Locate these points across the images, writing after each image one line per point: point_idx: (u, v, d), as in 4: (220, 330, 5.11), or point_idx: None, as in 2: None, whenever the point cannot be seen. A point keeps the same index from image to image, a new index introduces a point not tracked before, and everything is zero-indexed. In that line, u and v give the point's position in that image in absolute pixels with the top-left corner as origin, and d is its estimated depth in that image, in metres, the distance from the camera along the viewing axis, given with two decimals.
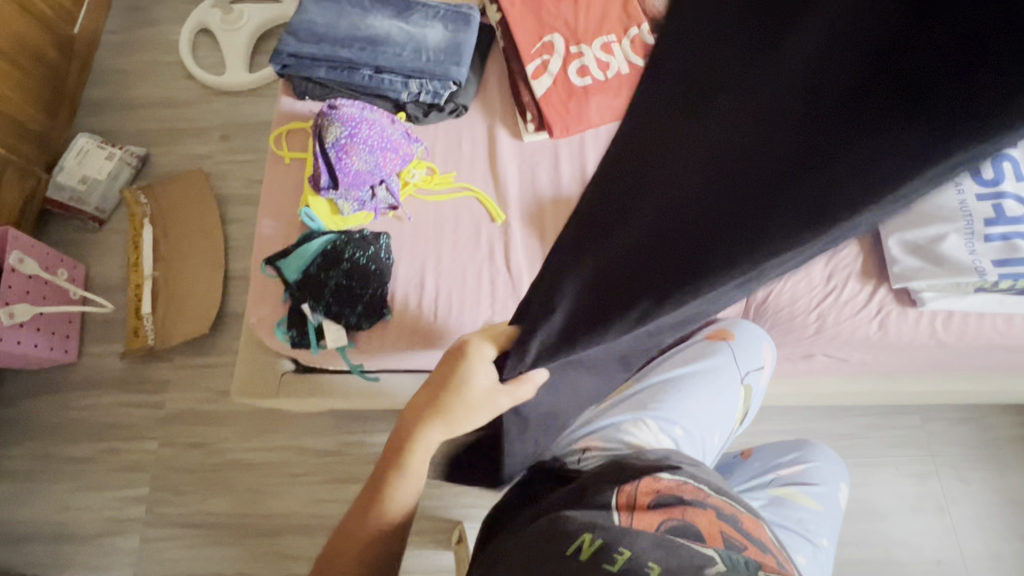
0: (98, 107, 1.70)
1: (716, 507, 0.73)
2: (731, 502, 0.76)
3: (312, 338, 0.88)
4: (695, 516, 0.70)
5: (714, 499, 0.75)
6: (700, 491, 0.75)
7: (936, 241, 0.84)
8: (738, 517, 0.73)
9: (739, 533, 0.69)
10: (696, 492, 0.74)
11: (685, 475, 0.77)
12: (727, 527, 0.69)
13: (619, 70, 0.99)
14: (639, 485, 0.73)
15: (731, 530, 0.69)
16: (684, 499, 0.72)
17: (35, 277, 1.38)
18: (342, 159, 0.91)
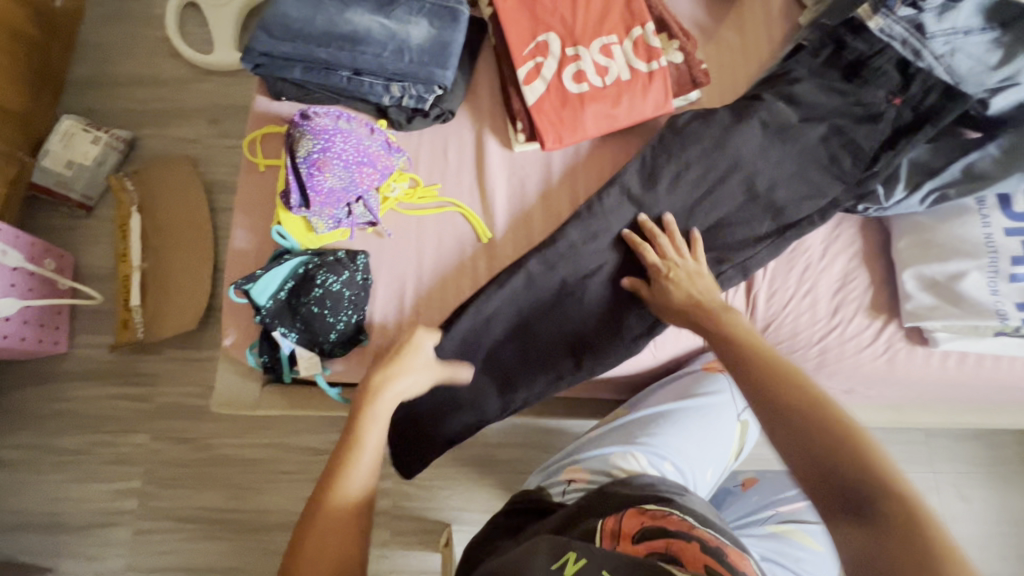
0: (83, 85, 1.62)
1: (702, 539, 0.65)
2: (717, 534, 0.68)
3: (284, 365, 0.85)
4: (679, 548, 0.62)
5: (700, 531, 0.67)
6: (685, 522, 0.67)
7: (956, 278, 0.78)
8: (724, 551, 0.65)
9: (725, 568, 0.60)
10: (681, 523, 0.66)
11: (671, 508, 0.71)
12: (714, 561, 0.61)
13: (619, 76, 0.91)
14: (623, 516, 0.69)
15: (717, 565, 0.61)
16: (668, 529, 0.65)
17: (19, 268, 1.31)
18: (313, 175, 0.83)
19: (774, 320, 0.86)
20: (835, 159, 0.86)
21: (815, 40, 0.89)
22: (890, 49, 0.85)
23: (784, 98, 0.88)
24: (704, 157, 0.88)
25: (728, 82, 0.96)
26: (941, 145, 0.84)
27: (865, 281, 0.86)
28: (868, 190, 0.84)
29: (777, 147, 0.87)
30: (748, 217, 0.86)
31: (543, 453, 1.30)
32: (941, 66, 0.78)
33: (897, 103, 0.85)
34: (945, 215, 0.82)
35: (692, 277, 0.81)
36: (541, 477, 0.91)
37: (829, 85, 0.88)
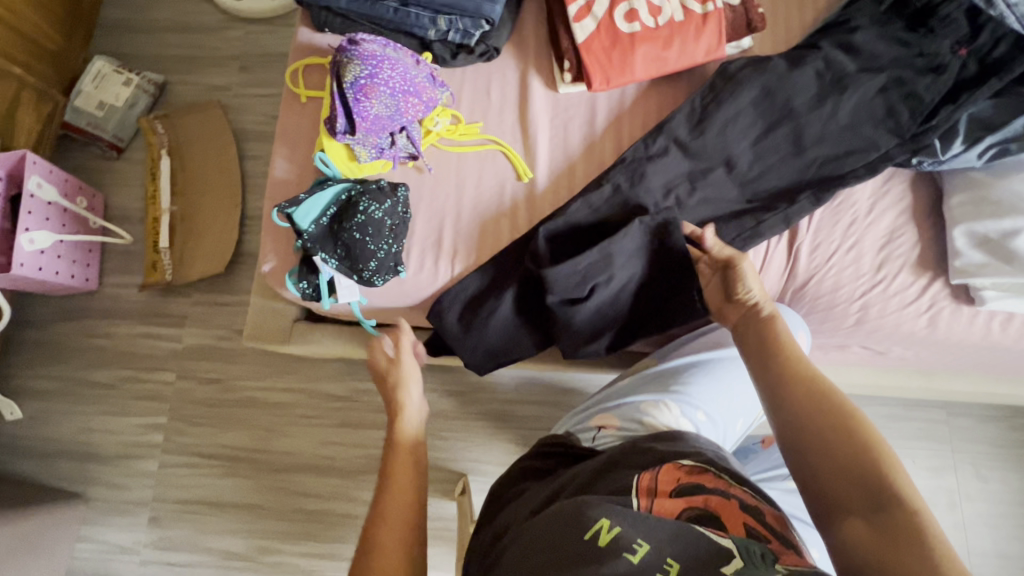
0: (114, 27, 1.61)
1: (741, 498, 0.64)
2: (753, 491, 0.67)
3: (323, 292, 0.86)
4: (718, 507, 0.62)
5: (737, 489, 0.66)
6: (723, 480, 0.67)
7: (1009, 235, 0.77)
8: (762, 510, 0.63)
9: (763, 528, 0.60)
10: (717, 481, 0.66)
11: (707, 463, 0.70)
12: (753, 522, 0.60)
13: (671, 18, 0.88)
14: (659, 472, 0.67)
15: (757, 525, 0.60)
16: (706, 488, 0.65)
17: (53, 203, 1.32)
18: (360, 101, 0.83)
19: (816, 271, 0.85)
20: (893, 111, 0.83)
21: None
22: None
23: (841, 46, 0.85)
24: (754, 105, 0.86)
25: (781, 29, 0.92)
26: (1005, 100, 0.81)
27: (912, 237, 0.84)
28: (925, 144, 0.81)
29: (835, 95, 0.84)
30: (801, 160, 0.85)
31: (562, 411, 1.31)
32: (1013, 15, 0.76)
33: (963, 54, 0.82)
34: (1003, 171, 0.80)
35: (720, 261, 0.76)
36: (570, 421, 0.91)
37: (891, 35, 0.85)
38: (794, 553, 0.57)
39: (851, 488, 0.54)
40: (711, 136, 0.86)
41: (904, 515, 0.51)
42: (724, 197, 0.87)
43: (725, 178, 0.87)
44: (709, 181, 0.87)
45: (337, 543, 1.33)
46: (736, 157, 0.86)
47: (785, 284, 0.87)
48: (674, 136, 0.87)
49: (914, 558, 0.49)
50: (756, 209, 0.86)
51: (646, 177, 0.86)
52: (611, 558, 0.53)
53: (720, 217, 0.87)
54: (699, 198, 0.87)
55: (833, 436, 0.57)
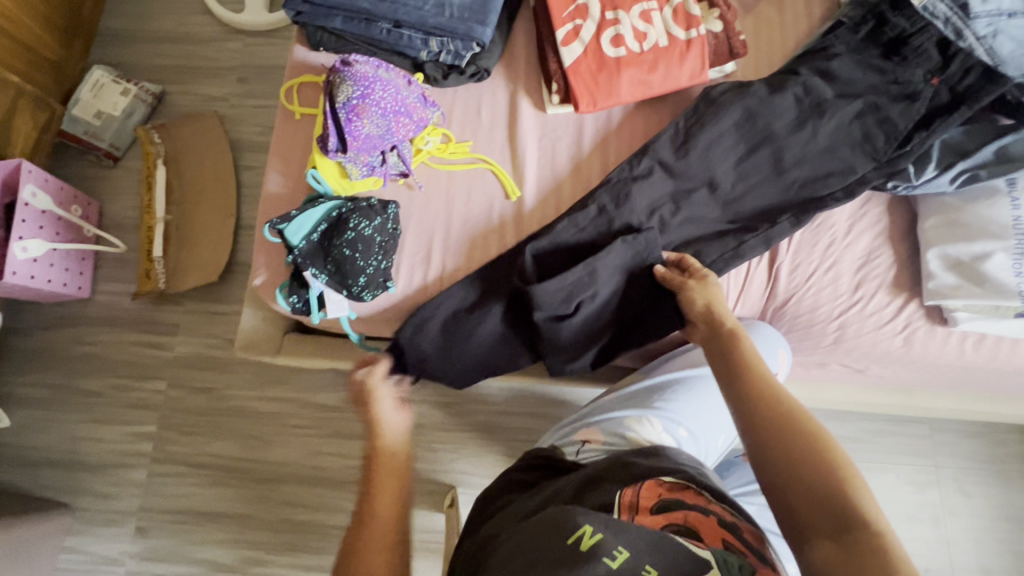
0: (113, 38, 1.63)
1: (719, 513, 0.66)
2: (730, 506, 0.69)
3: (313, 306, 0.87)
4: (696, 520, 0.64)
5: (716, 505, 0.68)
6: (703, 496, 0.69)
7: (980, 259, 0.80)
8: (739, 525, 0.65)
9: (741, 542, 0.62)
10: (697, 497, 0.68)
11: (688, 479, 0.72)
12: (731, 536, 0.62)
13: (656, 43, 0.91)
14: (641, 487, 0.69)
15: (734, 540, 0.62)
16: (686, 503, 0.67)
17: (48, 211, 1.33)
18: (352, 120, 0.85)
19: (795, 290, 0.88)
20: (869, 136, 0.86)
21: (857, 17, 0.89)
22: (932, 27, 0.85)
23: (820, 73, 0.88)
24: (736, 129, 0.89)
25: (763, 55, 0.95)
26: (975, 127, 0.84)
27: (888, 258, 0.87)
28: (899, 168, 0.84)
29: (813, 120, 0.87)
30: (781, 182, 0.88)
31: (550, 423, 1.32)
32: (982, 47, 0.79)
33: (935, 82, 0.85)
34: (974, 196, 0.83)
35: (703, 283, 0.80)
36: (555, 435, 0.92)
37: (867, 63, 0.88)
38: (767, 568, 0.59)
39: (818, 507, 0.56)
40: (695, 158, 0.89)
41: (867, 535, 0.53)
42: (706, 217, 0.89)
43: (708, 199, 0.89)
44: (692, 202, 0.89)
45: (326, 554, 1.33)
46: (718, 178, 0.89)
47: (766, 302, 0.90)
48: (658, 157, 0.89)
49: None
50: (737, 230, 0.88)
51: (631, 199, 0.89)
52: (592, 563, 0.54)
53: (703, 237, 0.89)
54: (683, 218, 0.89)
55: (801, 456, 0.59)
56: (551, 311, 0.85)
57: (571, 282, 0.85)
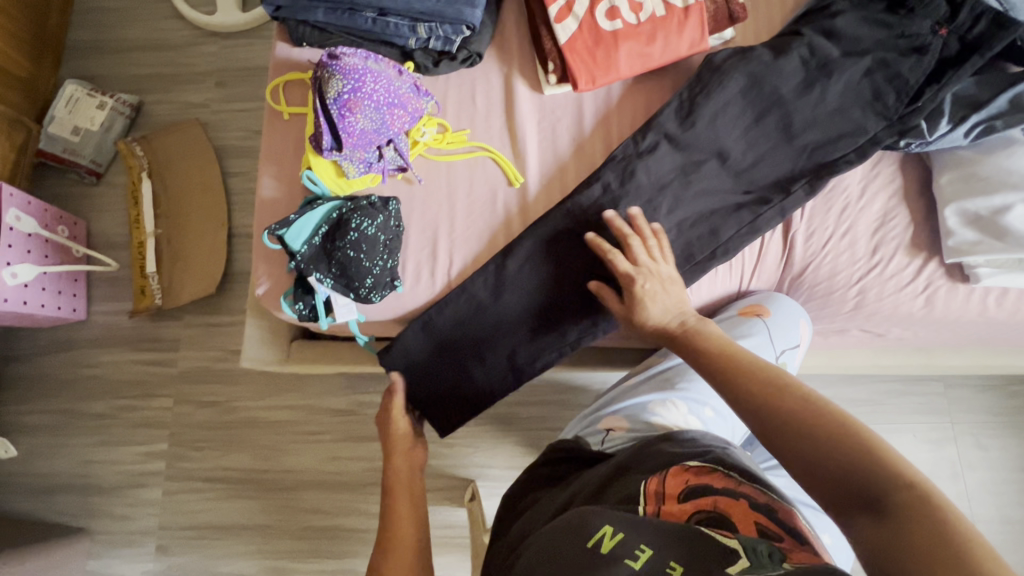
0: (85, 49, 1.57)
1: (750, 497, 0.64)
2: (765, 489, 0.66)
3: (321, 312, 0.85)
4: (726, 506, 0.62)
5: (746, 487, 0.66)
6: (733, 479, 0.67)
7: (1000, 212, 0.78)
8: (773, 507, 0.63)
9: (776, 525, 0.59)
10: (726, 482, 0.66)
11: (716, 463, 0.70)
12: (764, 519, 0.60)
13: (653, 13, 0.88)
14: (666, 475, 0.68)
15: (768, 523, 0.60)
16: (713, 488, 0.65)
17: (34, 234, 1.29)
18: (345, 117, 0.81)
19: (812, 259, 0.86)
20: (879, 94, 0.83)
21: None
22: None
23: (824, 32, 0.85)
24: (742, 97, 0.86)
25: (762, 20, 0.92)
26: (987, 77, 0.81)
27: (904, 218, 0.85)
28: (911, 125, 0.82)
29: (820, 81, 0.85)
30: (794, 148, 0.85)
31: (566, 409, 1.31)
32: None
33: (944, 33, 0.82)
34: (989, 148, 0.80)
35: (665, 284, 0.78)
36: (577, 426, 0.91)
37: (872, 17, 0.85)
38: (808, 550, 0.56)
39: (899, 552, 0.47)
40: (702, 129, 0.86)
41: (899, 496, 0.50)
42: (718, 191, 0.87)
43: (718, 171, 0.87)
44: (702, 175, 0.86)
45: (350, 557, 1.32)
46: (728, 148, 0.86)
47: (783, 273, 0.88)
48: (664, 131, 0.86)
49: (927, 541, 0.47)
50: (753, 201, 0.86)
51: (638, 176, 0.86)
52: (613, 565, 0.53)
53: (717, 211, 0.86)
54: (693, 193, 0.86)
55: (849, 479, 0.53)
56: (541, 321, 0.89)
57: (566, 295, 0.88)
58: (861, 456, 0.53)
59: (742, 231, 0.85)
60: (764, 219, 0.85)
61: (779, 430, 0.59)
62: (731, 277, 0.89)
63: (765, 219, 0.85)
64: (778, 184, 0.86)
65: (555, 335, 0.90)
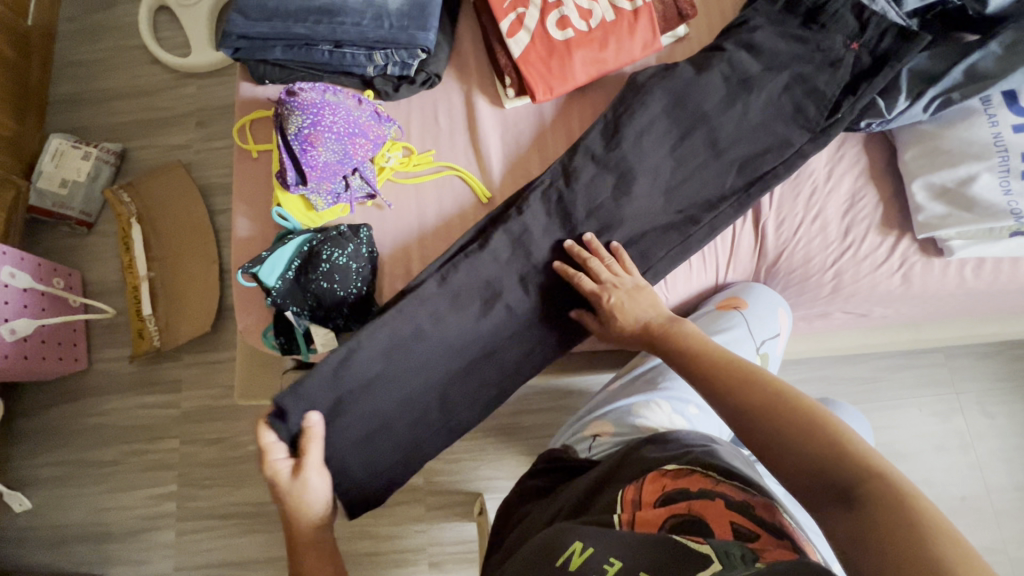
0: (68, 103, 1.60)
1: (726, 496, 0.63)
2: (744, 486, 0.65)
3: (302, 344, 0.85)
4: (702, 509, 0.61)
5: (724, 486, 0.65)
6: (710, 478, 0.66)
7: (966, 182, 0.77)
8: (751, 504, 0.62)
9: (750, 522, 0.59)
10: (703, 482, 0.65)
11: (694, 464, 0.69)
12: (739, 517, 0.59)
13: (603, 19, 0.89)
14: (644, 482, 0.68)
15: (743, 520, 0.59)
16: (690, 491, 0.64)
17: (29, 289, 1.31)
18: (307, 151, 0.82)
19: (786, 245, 0.86)
20: (799, 108, 0.84)
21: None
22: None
23: (745, 47, 0.85)
24: (665, 116, 0.86)
25: (714, 14, 0.93)
26: (939, 50, 0.82)
27: (872, 198, 0.85)
28: (869, 105, 0.82)
29: (741, 98, 0.85)
30: (723, 165, 0.85)
31: (565, 414, 1.31)
32: None
33: (855, 47, 0.83)
34: (950, 120, 0.80)
35: (633, 293, 0.78)
36: (567, 433, 0.92)
37: (788, 32, 0.85)
38: (784, 546, 0.56)
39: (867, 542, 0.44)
40: (628, 149, 0.85)
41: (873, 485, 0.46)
42: (650, 209, 0.85)
43: (649, 188, 0.86)
44: (633, 196, 0.85)
45: None
46: (655, 169, 0.86)
47: (758, 262, 0.88)
48: (590, 152, 0.86)
49: (902, 531, 0.43)
50: (684, 222, 0.85)
51: (570, 205, 0.85)
52: None
53: (653, 230, 0.85)
54: (628, 212, 0.85)
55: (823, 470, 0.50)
56: (482, 343, 0.87)
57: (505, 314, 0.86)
58: (831, 445, 0.51)
59: (676, 250, 0.85)
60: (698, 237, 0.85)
61: (756, 423, 0.56)
62: (706, 273, 0.89)
63: (698, 237, 0.85)
64: (714, 201, 0.85)
65: (492, 361, 0.88)
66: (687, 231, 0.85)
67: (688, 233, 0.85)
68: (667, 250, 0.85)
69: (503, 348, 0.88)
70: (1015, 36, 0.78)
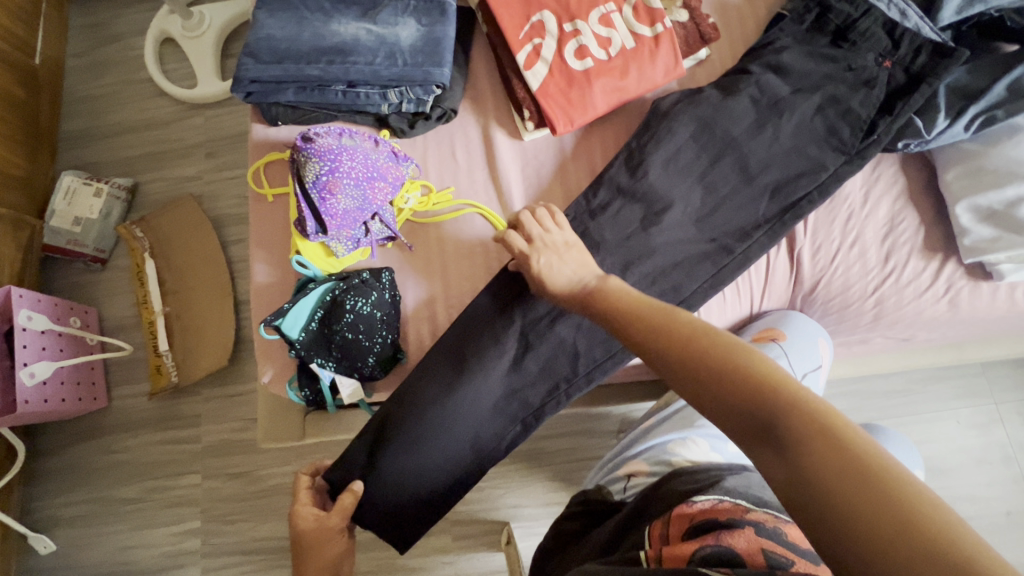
0: (78, 138, 1.60)
1: (757, 524, 0.60)
2: (775, 511, 0.63)
3: (327, 397, 0.84)
4: (731, 540, 0.57)
5: (754, 512, 0.63)
6: (738, 508, 0.63)
7: (1014, 205, 0.74)
8: (782, 530, 0.60)
9: (782, 548, 0.57)
10: (732, 511, 0.62)
11: (722, 494, 0.66)
12: (771, 545, 0.57)
13: (622, 46, 0.86)
14: (670, 518, 0.64)
15: (775, 547, 0.56)
16: (719, 522, 0.60)
17: (47, 330, 1.31)
18: (325, 199, 0.80)
19: (823, 273, 0.82)
20: (833, 130, 0.80)
21: (799, 8, 0.85)
22: (875, 8, 0.79)
23: (772, 68, 0.82)
24: (691, 144, 0.83)
25: (736, 34, 0.90)
26: (978, 64, 0.78)
27: (913, 221, 0.81)
28: (908, 125, 0.78)
29: (772, 121, 0.82)
30: (754, 190, 0.82)
31: (590, 439, 1.27)
32: (928, 25, 0.77)
33: (888, 65, 0.79)
34: (994, 138, 0.76)
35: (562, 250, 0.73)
36: (599, 475, 0.88)
37: (818, 52, 0.82)
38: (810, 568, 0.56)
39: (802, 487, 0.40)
40: (654, 180, 0.83)
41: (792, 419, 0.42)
42: (681, 241, 0.82)
43: (679, 219, 0.83)
44: (663, 227, 0.82)
45: None
46: (685, 198, 0.83)
47: (794, 291, 0.85)
48: (615, 184, 0.84)
49: (827, 465, 0.39)
50: (716, 250, 0.82)
51: (597, 237, 0.82)
52: None
53: (685, 262, 0.82)
54: (658, 244, 0.82)
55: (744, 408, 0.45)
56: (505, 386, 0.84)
57: (523, 364, 0.84)
58: (748, 384, 0.46)
59: (709, 280, 0.82)
60: (731, 266, 0.82)
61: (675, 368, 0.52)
62: (740, 303, 0.85)
63: (731, 265, 0.82)
64: (746, 226, 0.82)
65: (518, 407, 0.84)
66: (719, 259, 0.82)
67: (720, 261, 0.82)
68: (700, 280, 0.82)
69: (527, 388, 0.84)
70: None
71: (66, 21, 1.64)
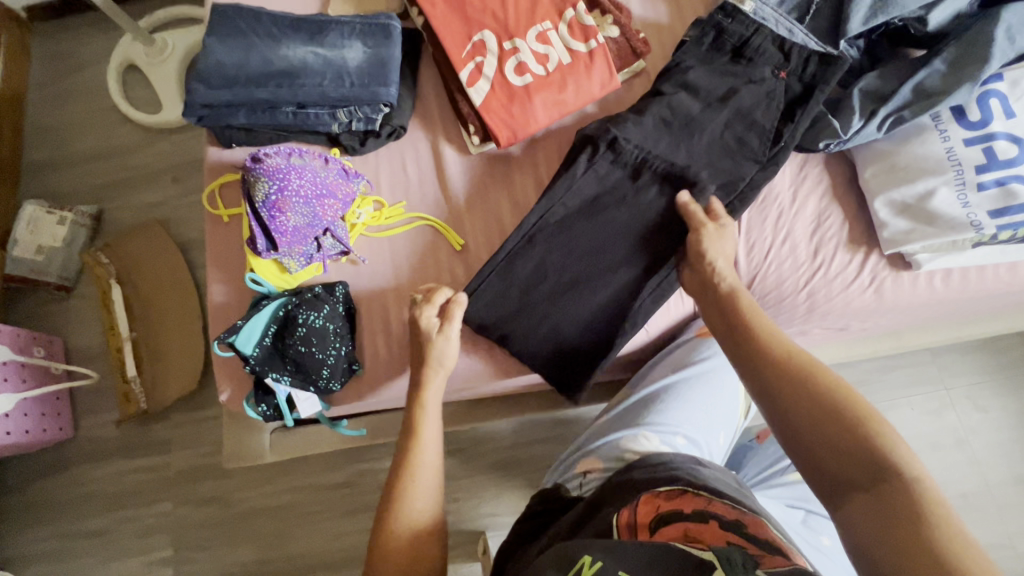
0: (41, 168, 1.59)
1: (720, 515, 0.61)
2: (734, 504, 0.64)
3: (285, 411, 0.86)
4: (698, 527, 0.59)
5: (718, 505, 0.63)
6: (703, 497, 0.64)
7: (925, 198, 0.79)
8: (742, 522, 0.60)
9: (745, 538, 0.56)
10: (697, 501, 0.63)
11: (684, 484, 0.67)
12: (735, 534, 0.57)
13: (560, 62, 0.91)
14: (637, 505, 0.65)
15: (740, 539, 0.56)
16: (686, 512, 0.62)
17: (9, 361, 1.29)
18: (275, 217, 0.83)
19: (758, 272, 0.86)
20: (743, 141, 0.86)
21: (697, 32, 0.89)
22: (765, 27, 0.85)
23: (682, 87, 0.88)
24: (612, 166, 0.87)
25: (669, 47, 0.96)
26: (888, 70, 0.84)
27: (838, 217, 0.86)
28: (825, 127, 0.83)
29: (684, 140, 0.87)
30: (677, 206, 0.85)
31: (562, 445, 1.29)
32: (813, 41, 0.84)
33: (784, 76, 0.86)
34: (905, 137, 0.83)
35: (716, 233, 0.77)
36: (557, 475, 0.89)
37: (719, 69, 0.88)
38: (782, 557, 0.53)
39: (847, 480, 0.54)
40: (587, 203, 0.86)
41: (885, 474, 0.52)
42: (614, 257, 0.86)
43: (613, 237, 0.87)
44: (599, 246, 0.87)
45: None
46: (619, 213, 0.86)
47: None
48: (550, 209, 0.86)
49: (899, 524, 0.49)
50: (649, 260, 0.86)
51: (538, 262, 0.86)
52: None
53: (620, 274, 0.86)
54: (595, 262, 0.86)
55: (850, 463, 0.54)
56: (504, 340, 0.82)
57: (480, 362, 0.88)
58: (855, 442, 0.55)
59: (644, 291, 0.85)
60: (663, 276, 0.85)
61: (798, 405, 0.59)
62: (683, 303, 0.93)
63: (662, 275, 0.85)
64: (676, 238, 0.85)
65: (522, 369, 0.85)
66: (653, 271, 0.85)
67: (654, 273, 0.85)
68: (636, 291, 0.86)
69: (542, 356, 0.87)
70: (956, 53, 0.80)
71: (27, 52, 1.64)
